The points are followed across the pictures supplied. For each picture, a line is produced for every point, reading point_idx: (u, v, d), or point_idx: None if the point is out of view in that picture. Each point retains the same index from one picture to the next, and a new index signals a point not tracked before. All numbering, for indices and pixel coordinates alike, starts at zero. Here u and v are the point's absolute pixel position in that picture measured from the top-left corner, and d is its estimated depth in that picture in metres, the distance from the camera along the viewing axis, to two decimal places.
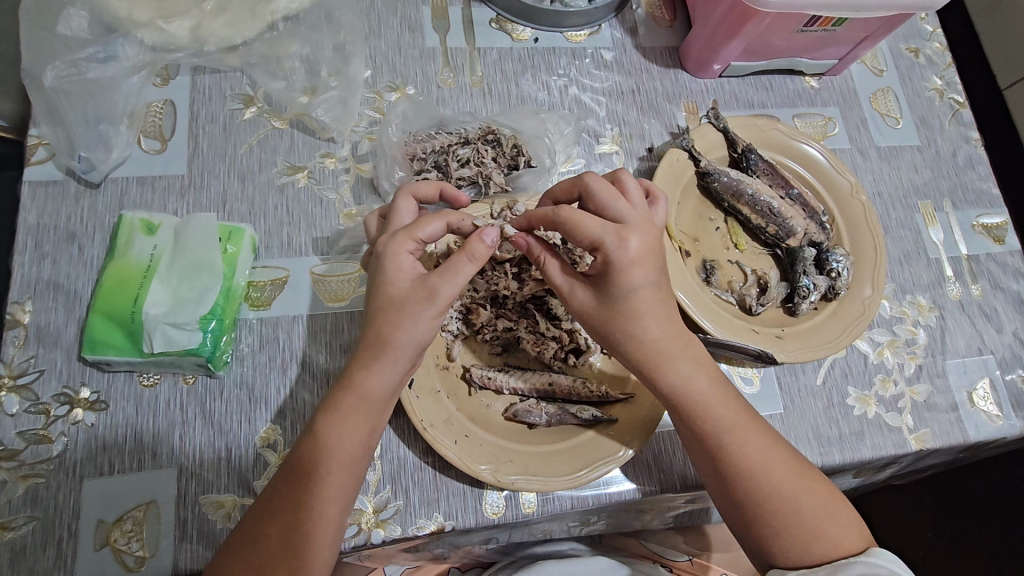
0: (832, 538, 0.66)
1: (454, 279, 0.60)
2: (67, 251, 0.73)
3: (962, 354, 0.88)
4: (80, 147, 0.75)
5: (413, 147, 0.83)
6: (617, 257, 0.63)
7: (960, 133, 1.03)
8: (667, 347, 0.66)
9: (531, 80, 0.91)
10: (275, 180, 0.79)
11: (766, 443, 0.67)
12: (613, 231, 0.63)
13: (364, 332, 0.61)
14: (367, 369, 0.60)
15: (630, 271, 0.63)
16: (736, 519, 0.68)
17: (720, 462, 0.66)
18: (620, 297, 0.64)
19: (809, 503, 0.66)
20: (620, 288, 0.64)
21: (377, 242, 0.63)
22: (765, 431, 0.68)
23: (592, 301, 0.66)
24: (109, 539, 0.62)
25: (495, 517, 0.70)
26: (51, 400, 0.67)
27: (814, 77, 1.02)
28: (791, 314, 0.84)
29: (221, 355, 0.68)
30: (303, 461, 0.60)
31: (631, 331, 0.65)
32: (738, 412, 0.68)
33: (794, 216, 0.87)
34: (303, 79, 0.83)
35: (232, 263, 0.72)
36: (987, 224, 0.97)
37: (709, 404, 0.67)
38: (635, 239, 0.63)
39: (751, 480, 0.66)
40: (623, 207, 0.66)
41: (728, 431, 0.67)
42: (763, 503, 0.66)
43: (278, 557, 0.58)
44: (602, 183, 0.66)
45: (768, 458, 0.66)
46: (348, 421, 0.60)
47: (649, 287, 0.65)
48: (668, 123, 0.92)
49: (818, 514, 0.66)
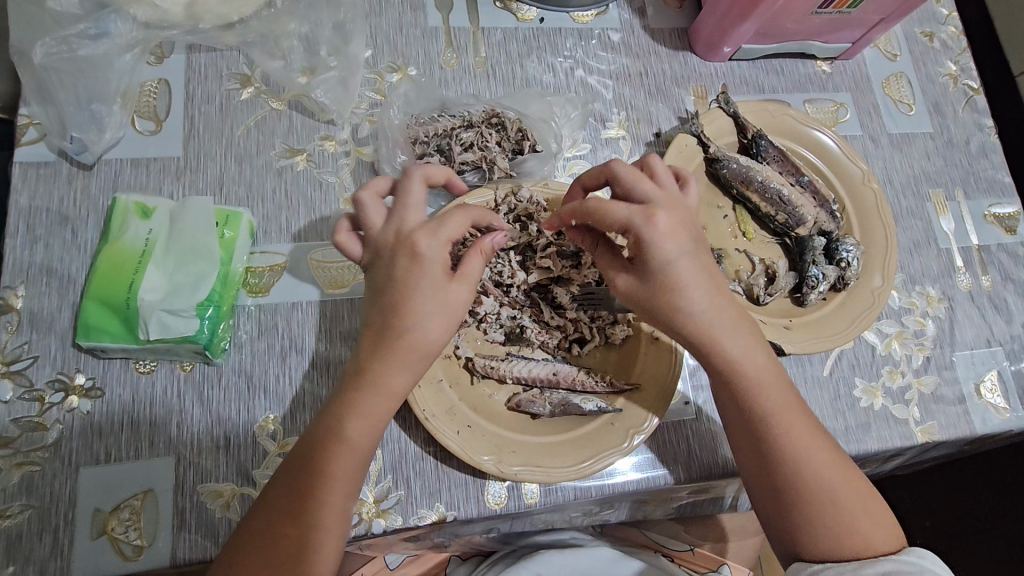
0: (864, 535, 0.64)
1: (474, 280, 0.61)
2: (60, 234, 0.70)
3: (970, 346, 0.89)
4: (71, 127, 0.72)
5: (415, 130, 0.80)
6: (648, 237, 0.61)
7: (973, 120, 1.02)
8: (724, 324, 0.65)
9: (536, 62, 0.89)
10: (273, 163, 0.77)
11: (811, 430, 0.66)
12: (641, 211, 0.61)
13: (387, 327, 0.59)
14: (386, 365, 0.59)
15: (665, 251, 0.61)
16: (770, 507, 0.67)
17: (764, 442, 0.66)
18: (661, 281, 0.63)
19: (847, 497, 0.65)
20: (662, 265, 0.62)
21: (416, 236, 0.60)
22: (810, 419, 0.67)
23: (635, 282, 0.65)
24: (107, 527, 0.62)
25: (497, 507, 0.69)
26: (45, 387, 0.65)
27: (826, 61, 1.00)
28: (800, 304, 0.83)
29: (219, 342, 0.67)
30: (322, 449, 0.59)
31: (682, 307, 0.63)
32: (791, 395, 0.67)
33: (804, 204, 0.85)
34: (302, 58, 0.80)
35: (230, 249, 0.70)
36: (998, 214, 0.98)
37: (759, 384, 0.66)
38: (665, 215, 0.61)
39: (790, 465, 0.65)
40: (654, 188, 0.64)
41: (776, 414, 0.65)
42: (803, 491, 0.64)
43: (296, 555, 0.57)
44: (627, 166, 0.66)
45: (813, 444, 0.65)
46: (372, 416, 0.59)
47: (687, 261, 0.63)
48: (676, 108, 0.90)
49: (854, 510, 0.65)
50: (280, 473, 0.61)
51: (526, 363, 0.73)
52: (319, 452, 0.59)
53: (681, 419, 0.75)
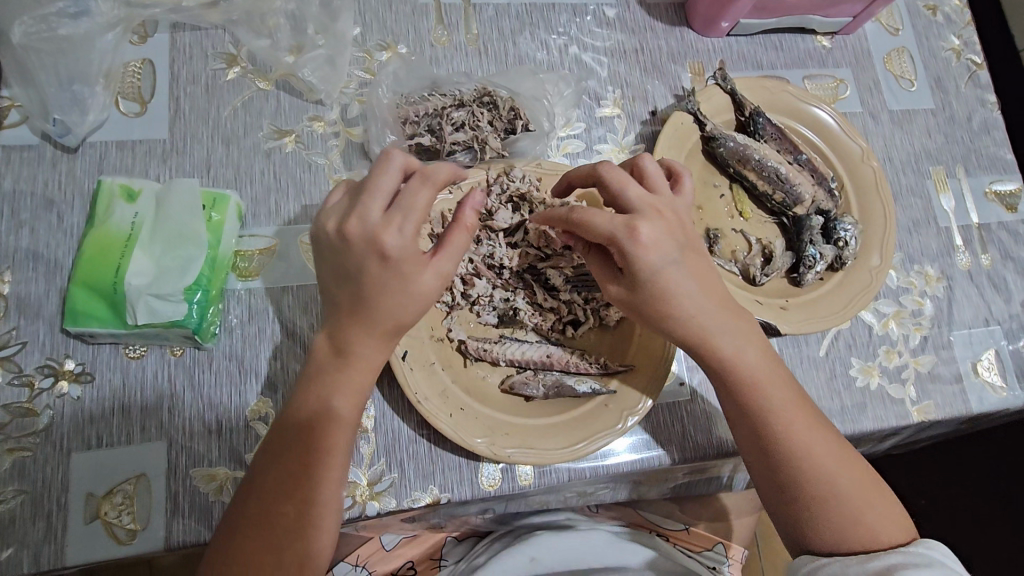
0: (869, 528, 0.65)
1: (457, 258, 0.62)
2: (46, 219, 0.69)
3: (969, 325, 0.89)
4: (54, 108, 0.70)
5: (406, 110, 0.77)
6: (633, 250, 0.62)
7: (976, 95, 1.00)
8: (718, 326, 0.66)
9: (529, 39, 0.87)
10: (261, 144, 0.75)
11: (812, 425, 0.66)
12: (623, 224, 0.62)
13: (366, 314, 0.59)
14: (367, 341, 0.60)
15: (648, 262, 0.63)
16: (774, 500, 0.67)
17: (765, 439, 0.65)
18: (652, 289, 0.64)
19: (850, 490, 0.65)
20: (649, 275, 0.63)
21: (382, 232, 0.58)
22: (811, 414, 0.66)
23: (626, 293, 0.66)
24: (100, 512, 0.62)
25: (492, 489, 0.69)
26: (35, 372, 0.65)
27: (827, 36, 0.98)
28: (797, 285, 0.82)
29: (209, 326, 0.66)
30: (309, 425, 0.59)
31: (678, 309, 0.64)
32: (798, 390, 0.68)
33: (802, 182, 0.84)
34: (290, 36, 0.78)
35: (218, 232, 0.69)
36: (1000, 191, 0.96)
37: (757, 381, 0.66)
38: (646, 226, 0.63)
39: (791, 460, 0.65)
40: (638, 194, 0.65)
41: (775, 411, 0.65)
42: (805, 484, 0.65)
43: (295, 533, 0.58)
44: (613, 171, 0.66)
45: (814, 440, 0.65)
46: (360, 388, 0.61)
47: (671, 268, 0.64)
48: (672, 85, 0.89)
49: (860, 501, 0.65)
50: (260, 464, 0.60)
51: (520, 345, 0.72)
52: (313, 432, 0.59)
53: (676, 399, 0.75)
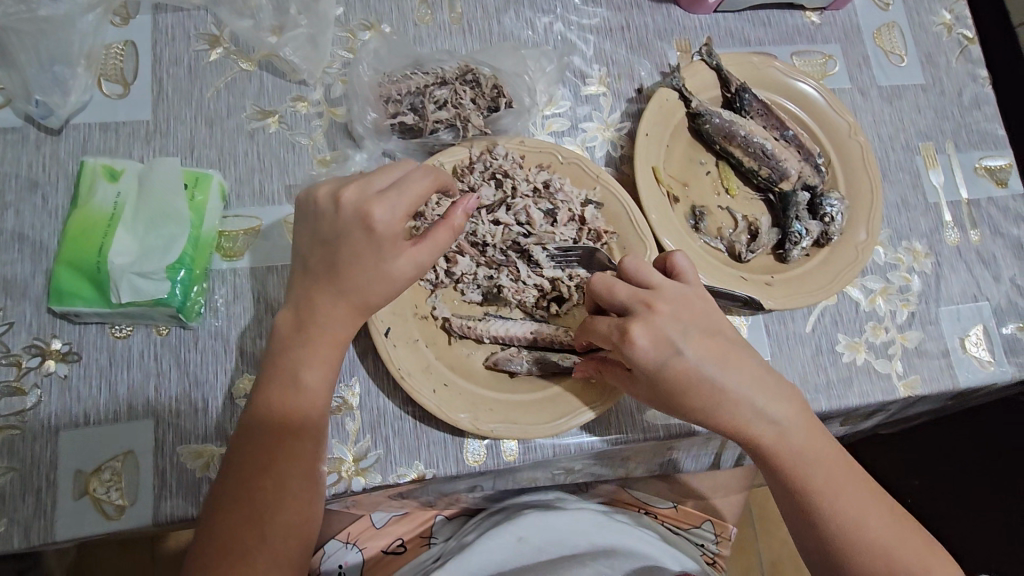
0: None
1: (434, 251, 0.61)
2: (30, 200, 0.70)
3: (956, 301, 0.89)
4: (34, 89, 0.70)
5: (388, 88, 0.76)
6: (632, 354, 0.63)
7: (967, 70, 1.00)
8: (756, 401, 0.65)
9: (514, 17, 0.86)
10: (244, 125, 0.76)
11: (857, 490, 0.66)
12: (616, 329, 0.64)
13: (338, 284, 0.61)
14: (341, 319, 0.61)
15: (647, 362, 0.63)
16: (825, 570, 0.67)
17: (813, 510, 0.65)
18: (665, 383, 0.64)
19: (902, 550, 0.65)
20: (653, 372, 0.63)
21: (374, 207, 0.59)
22: (854, 477, 0.67)
23: (648, 395, 0.66)
24: (88, 488, 0.63)
25: (476, 465, 0.70)
26: (22, 352, 0.66)
27: (816, 12, 0.97)
28: (783, 261, 0.82)
29: (193, 305, 0.67)
30: (281, 400, 0.60)
31: (713, 391, 0.64)
32: (821, 436, 0.68)
33: (788, 158, 0.84)
34: (271, 15, 0.77)
35: (200, 212, 0.69)
36: (990, 167, 0.96)
37: (801, 453, 0.66)
38: (639, 328, 0.63)
39: (839, 527, 0.65)
40: (629, 293, 0.65)
41: (819, 484, 0.65)
42: (855, 549, 0.64)
43: (274, 504, 0.59)
44: (602, 279, 0.66)
45: (861, 504, 0.65)
46: (327, 363, 0.62)
47: (679, 360, 0.64)
48: (658, 62, 0.88)
49: (915, 562, 0.64)
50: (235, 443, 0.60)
51: (504, 322, 0.72)
52: (288, 409, 0.61)
53: None
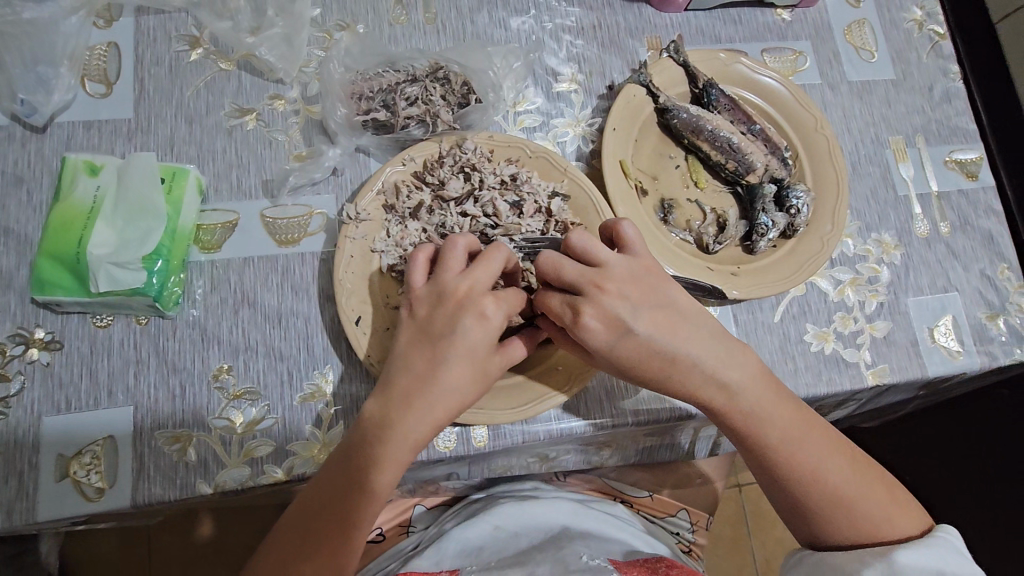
0: (886, 528, 0.67)
1: (508, 357, 0.65)
2: (16, 195, 0.73)
3: (925, 292, 0.90)
4: (19, 89, 0.73)
5: (360, 86, 0.79)
6: (584, 335, 0.64)
7: (938, 65, 1.01)
8: (712, 370, 0.67)
9: (487, 16, 0.89)
10: (223, 123, 0.78)
11: (817, 444, 0.68)
12: (568, 309, 0.65)
13: (428, 390, 0.61)
14: (425, 422, 0.61)
15: (599, 341, 0.64)
16: (788, 514, 0.71)
17: (774, 466, 0.68)
18: (624, 359, 0.65)
19: (860, 496, 0.67)
20: (607, 349, 0.64)
21: (490, 302, 0.62)
22: (814, 433, 0.68)
23: (609, 368, 0.67)
24: (69, 471, 0.65)
25: (446, 450, 0.72)
26: (7, 340, 0.68)
27: (787, 9, 0.99)
28: (750, 252, 0.84)
29: (170, 295, 0.69)
30: (345, 488, 0.61)
31: (668, 361, 0.66)
32: (780, 395, 0.68)
33: (754, 151, 0.85)
34: (249, 18, 0.80)
35: (177, 204, 0.72)
36: (961, 160, 0.97)
37: (759, 416, 0.67)
38: (591, 311, 0.64)
39: (797, 480, 0.67)
40: (578, 272, 0.65)
41: (778, 444, 0.67)
42: (814, 499, 0.67)
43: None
44: (552, 256, 0.66)
45: (819, 458, 0.68)
46: (398, 468, 0.61)
47: (634, 334, 0.65)
48: (629, 59, 0.90)
49: (874, 508, 0.67)
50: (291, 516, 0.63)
51: None
52: (348, 501, 0.61)
53: None
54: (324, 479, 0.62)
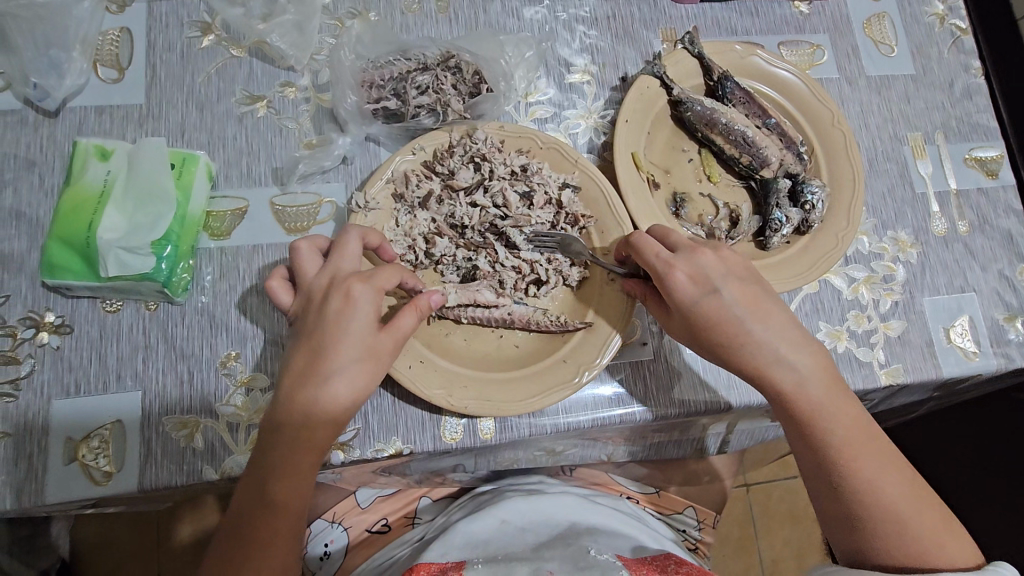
0: (937, 554, 0.63)
1: (401, 333, 0.62)
2: (28, 178, 0.73)
3: (941, 291, 0.88)
4: (32, 73, 0.73)
5: (371, 74, 0.79)
6: (671, 287, 0.66)
7: (959, 61, 0.99)
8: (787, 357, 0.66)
9: (500, 6, 0.88)
10: (234, 110, 0.78)
11: (878, 455, 0.65)
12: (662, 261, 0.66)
13: (316, 382, 0.60)
14: (322, 416, 0.60)
15: (688, 294, 0.66)
16: (836, 527, 0.67)
17: (833, 469, 0.65)
18: (704, 321, 0.66)
19: (914, 517, 0.64)
20: (692, 309, 0.66)
21: (354, 283, 0.61)
22: (877, 443, 0.66)
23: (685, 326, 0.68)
24: (77, 454, 0.65)
25: (453, 442, 0.71)
26: (17, 323, 0.69)
27: (805, 2, 0.97)
28: (763, 248, 0.82)
29: (179, 280, 0.69)
30: (256, 499, 0.60)
31: (744, 340, 0.66)
32: (846, 398, 0.67)
33: (769, 145, 0.84)
34: (261, 4, 0.79)
35: (187, 190, 0.72)
36: (981, 158, 0.95)
37: (827, 410, 0.66)
38: (683, 268, 0.66)
39: (853, 486, 0.65)
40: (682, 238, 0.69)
41: (841, 442, 0.65)
42: (866, 511, 0.64)
43: None
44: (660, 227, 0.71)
45: (880, 469, 0.65)
46: (297, 471, 0.60)
47: (724, 301, 0.66)
48: (643, 50, 0.89)
49: (928, 531, 0.64)
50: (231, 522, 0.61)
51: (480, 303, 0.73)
52: (263, 511, 0.59)
53: (639, 359, 0.76)
54: (243, 487, 0.61)
